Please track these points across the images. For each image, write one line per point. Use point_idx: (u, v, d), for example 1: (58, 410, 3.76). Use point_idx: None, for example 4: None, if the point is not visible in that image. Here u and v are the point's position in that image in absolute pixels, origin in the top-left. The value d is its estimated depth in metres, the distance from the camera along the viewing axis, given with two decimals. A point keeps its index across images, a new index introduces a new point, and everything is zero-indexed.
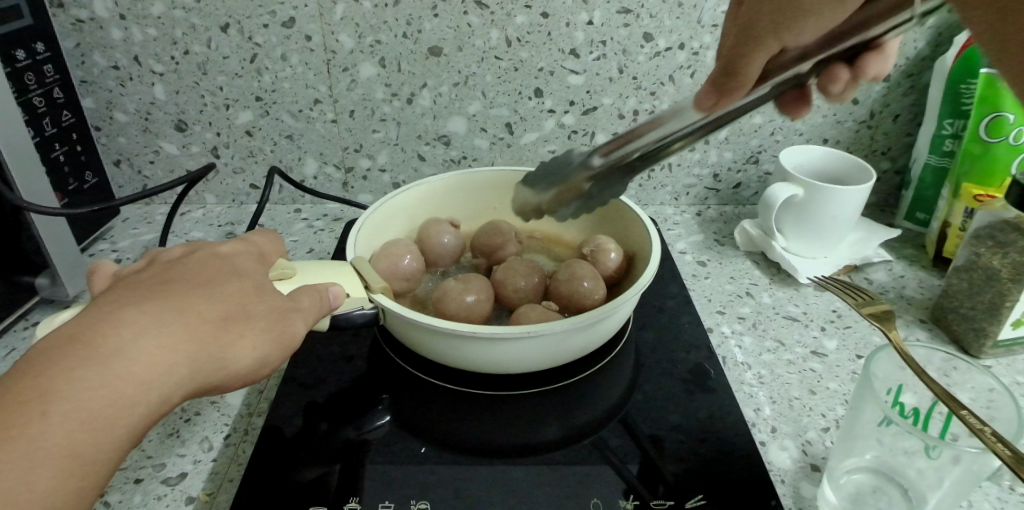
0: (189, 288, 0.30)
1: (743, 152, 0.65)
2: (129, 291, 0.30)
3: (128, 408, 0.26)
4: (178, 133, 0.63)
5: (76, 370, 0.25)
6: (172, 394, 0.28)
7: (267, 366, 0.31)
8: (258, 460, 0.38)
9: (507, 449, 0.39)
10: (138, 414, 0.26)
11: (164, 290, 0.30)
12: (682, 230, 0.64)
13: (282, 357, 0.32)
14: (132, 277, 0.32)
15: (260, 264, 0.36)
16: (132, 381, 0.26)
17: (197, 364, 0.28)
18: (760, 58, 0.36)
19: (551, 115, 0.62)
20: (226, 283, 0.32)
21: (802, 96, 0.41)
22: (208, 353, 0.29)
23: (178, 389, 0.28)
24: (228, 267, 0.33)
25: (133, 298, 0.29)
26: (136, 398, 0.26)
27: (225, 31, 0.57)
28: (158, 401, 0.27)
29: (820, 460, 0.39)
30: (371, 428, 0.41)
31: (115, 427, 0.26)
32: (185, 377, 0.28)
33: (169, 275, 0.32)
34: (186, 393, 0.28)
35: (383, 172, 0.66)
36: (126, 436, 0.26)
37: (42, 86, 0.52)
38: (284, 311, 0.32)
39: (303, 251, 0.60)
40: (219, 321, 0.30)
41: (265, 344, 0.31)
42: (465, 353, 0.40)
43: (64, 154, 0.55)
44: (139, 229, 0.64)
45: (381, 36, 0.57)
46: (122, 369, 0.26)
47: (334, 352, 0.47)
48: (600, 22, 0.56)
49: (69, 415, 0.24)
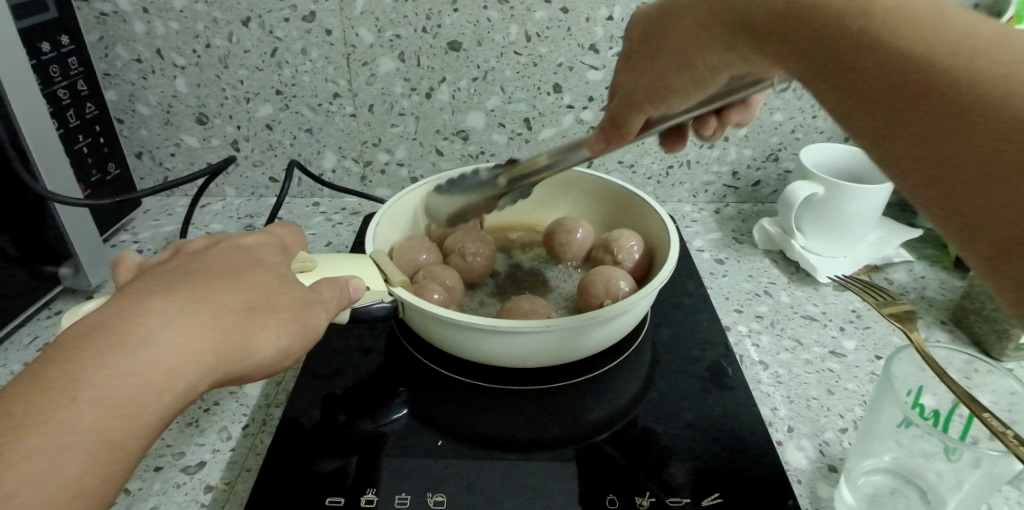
0: (213, 279, 0.30)
1: (763, 150, 0.64)
2: (156, 281, 0.30)
3: (156, 396, 0.26)
4: (199, 126, 0.63)
5: (105, 356, 0.26)
6: (198, 383, 0.28)
7: (290, 356, 0.32)
8: (277, 450, 0.38)
9: (522, 443, 0.39)
10: (163, 403, 0.27)
11: (189, 279, 0.30)
12: (700, 228, 0.64)
13: (304, 347, 0.32)
14: (156, 267, 0.32)
15: (281, 256, 0.36)
16: (160, 370, 0.27)
17: (222, 353, 0.29)
18: (641, 114, 0.36)
19: (569, 111, 0.62)
20: (249, 274, 0.32)
21: (679, 133, 0.46)
22: (233, 343, 0.29)
23: (204, 377, 0.28)
24: (250, 259, 0.33)
25: (159, 287, 0.29)
26: (164, 385, 0.27)
27: (246, 24, 0.57)
28: (184, 389, 0.27)
29: (838, 460, 0.39)
30: (388, 420, 0.41)
31: (143, 416, 0.26)
32: (211, 365, 0.28)
33: (193, 265, 0.32)
34: (211, 382, 0.29)
35: (400, 167, 0.66)
36: (153, 423, 0.27)
37: (67, 79, 0.53)
38: (306, 302, 0.32)
39: (321, 244, 0.61)
40: (243, 311, 0.30)
41: (289, 334, 0.31)
42: (482, 346, 0.40)
43: (87, 146, 0.56)
44: (160, 220, 0.65)
45: (400, 31, 0.57)
46: (150, 357, 0.26)
47: (351, 345, 0.47)
48: (620, 17, 0.56)
49: (98, 402, 0.25)
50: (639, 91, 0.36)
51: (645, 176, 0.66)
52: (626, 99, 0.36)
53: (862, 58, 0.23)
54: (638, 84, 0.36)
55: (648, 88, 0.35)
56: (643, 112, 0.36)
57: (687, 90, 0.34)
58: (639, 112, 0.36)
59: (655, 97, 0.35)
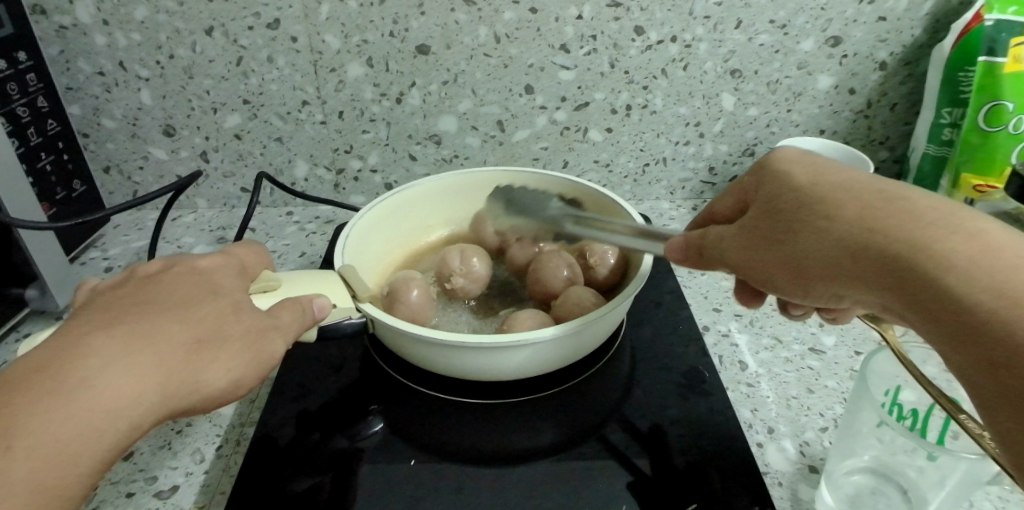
0: (160, 311, 0.30)
1: (739, 145, 0.64)
2: (99, 315, 0.29)
3: (95, 440, 0.25)
4: (167, 138, 0.62)
5: (41, 402, 0.25)
6: (142, 422, 0.27)
7: (243, 387, 0.31)
8: (249, 471, 0.37)
9: (497, 457, 0.39)
10: (104, 446, 0.26)
11: (134, 313, 0.29)
12: (678, 226, 0.64)
13: (258, 377, 0.31)
14: (102, 297, 0.31)
15: (240, 278, 0.35)
16: (100, 412, 0.26)
17: (167, 390, 0.28)
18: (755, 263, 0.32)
19: (542, 112, 0.61)
20: (201, 302, 0.31)
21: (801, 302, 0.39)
22: (178, 378, 0.28)
23: (150, 416, 0.27)
24: (202, 284, 0.32)
25: (103, 323, 0.28)
26: (105, 429, 0.26)
27: (210, 34, 0.56)
28: (128, 429, 0.27)
29: (819, 461, 0.39)
30: (365, 436, 0.40)
31: (82, 460, 0.25)
32: (155, 403, 0.27)
33: (141, 293, 0.31)
34: (157, 420, 0.28)
35: (374, 173, 0.65)
36: (94, 467, 0.26)
37: (25, 96, 0.51)
38: (260, 329, 0.31)
39: (295, 255, 0.60)
40: (190, 345, 0.29)
41: (239, 366, 0.30)
42: (453, 360, 0.39)
43: (51, 163, 0.55)
44: (130, 235, 0.64)
45: (368, 36, 0.56)
46: (89, 399, 0.25)
47: (325, 360, 0.47)
48: (590, 16, 0.55)
49: (34, 449, 0.24)
50: (763, 260, 0.31)
51: (622, 175, 0.66)
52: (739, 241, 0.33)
53: (974, 320, 0.22)
54: (754, 243, 0.32)
55: (774, 260, 0.31)
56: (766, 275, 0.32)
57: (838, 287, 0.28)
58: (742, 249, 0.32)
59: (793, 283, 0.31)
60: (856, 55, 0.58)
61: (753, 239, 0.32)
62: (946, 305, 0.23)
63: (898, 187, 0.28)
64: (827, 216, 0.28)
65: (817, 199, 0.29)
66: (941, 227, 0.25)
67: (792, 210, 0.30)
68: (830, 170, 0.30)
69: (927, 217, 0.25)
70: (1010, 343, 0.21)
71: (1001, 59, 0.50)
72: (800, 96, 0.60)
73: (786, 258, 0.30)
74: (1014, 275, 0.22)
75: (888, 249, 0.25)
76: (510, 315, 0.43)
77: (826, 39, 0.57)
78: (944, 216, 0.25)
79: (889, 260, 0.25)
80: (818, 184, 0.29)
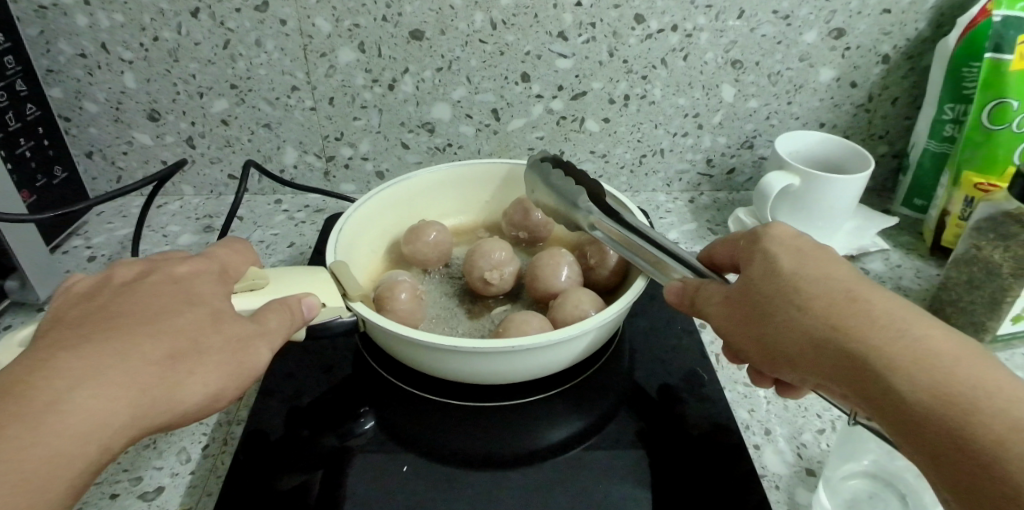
0: (133, 325, 0.28)
1: (738, 137, 0.63)
2: (70, 331, 0.28)
3: (65, 463, 0.24)
4: (151, 123, 0.60)
5: (6, 428, 0.24)
6: (115, 442, 0.26)
7: (222, 399, 0.30)
8: (238, 470, 0.37)
9: (493, 461, 0.38)
10: (75, 470, 0.25)
11: (105, 329, 0.28)
12: (675, 219, 0.63)
13: (238, 388, 0.30)
14: (75, 312, 0.30)
15: (218, 287, 0.33)
16: (69, 435, 0.25)
17: (138, 408, 0.27)
18: (734, 328, 0.33)
19: (539, 100, 0.60)
20: (176, 313, 0.30)
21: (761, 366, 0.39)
22: (152, 395, 0.27)
23: (123, 436, 0.26)
24: (178, 293, 0.31)
25: (73, 340, 0.27)
26: (74, 452, 0.25)
27: (196, 16, 0.54)
28: (100, 451, 0.26)
29: (816, 464, 0.39)
30: (355, 435, 0.40)
31: (52, 485, 0.24)
32: (127, 422, 0.26)
33: (116, 305, 0.30)
34: (132, 439, 0.27)
35: (365, 161, 0.63)
36: (65, 492, 0.25)
37: (2, 79, 0.49)
38: (240, 339, 0.30)
39: (284, 245, 0.59)
40: (164, 360, 0.28)
41: (216, 379, 0.29)
42: (447, 364, 0.38)
43: (30, 150, 0.53)
44: (114, 223, 0.62)
45: (360, 20, 0.54)
46: (57, 422, 0.24)
47: (316, 357, 0.46)
48: (589, 3, 0.54)
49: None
50: (738, 326, 0.33)
51: (619, 165, 0.65)
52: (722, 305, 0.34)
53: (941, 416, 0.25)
54: (736, 313, 0.33)
55: (751, 329, 0.32)
56: (741, 339, 0.33)
57: (806, 369, 0.30)
58: (724, 316, 0.34)
59: (764, 356, 0.32)
60: (859, 48, 0.57)
61: (736, 319, 0.33)
62: (915, 421, 0.25)
63: (866, 289, 0.30)
64: (826, 300, 0.30)
65: (810, 282, 0.31)
66: (908, 340, 0.27)
67: (781, 287, 0.31)
68: (819, 254, 0.32)
69: (886, 330, 0.28)
70: (986, 464, 0.23)
71: (1008, 56, 0.48)
72: (801, 88, 0.59)
73: (763, 329, 0.32)
74: (980, 402, 0.24)
75: (861, 354, 0.28)
76: (508, 317, 0.42)
77: (830, 31, 0.56)
78: (911, 326, 0.28)
79: (870, 353, 0.27)
80: (795, 277, 0.31)
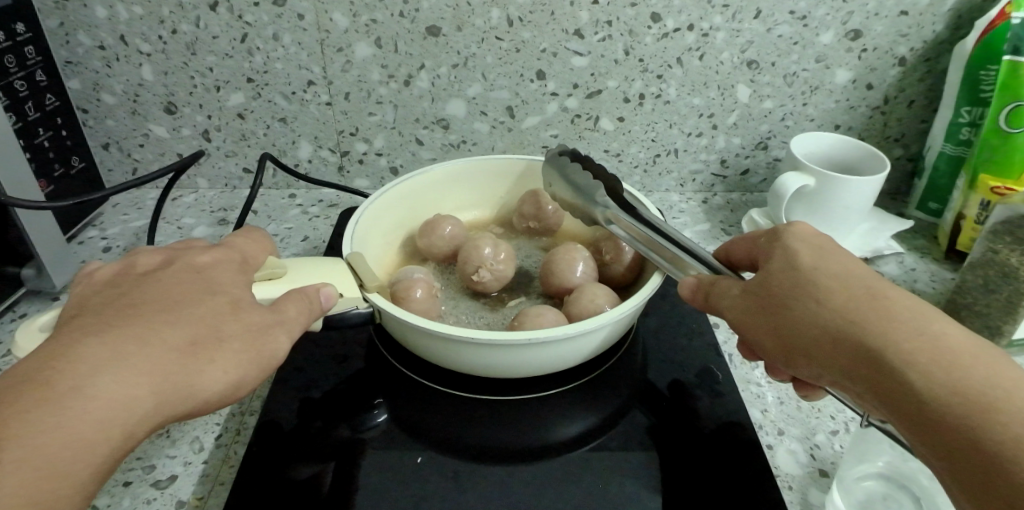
0: (155, 315, 0.29)
1: (752, 138, 0.62)
2: (93, 320, 0.28)
3: (89, 450, 0.25)
4: (168, 115, 0.61)
5: (32, 415, 0.24)
6: (137, 431, 0.26)
7: (242, 389, 0.30)
8: (252, 460, 0.37)
9: (506, 454, 0.38)
10: (98, 457, 0.25)
11: (128, 318, 0.28)
12: (688, 219, 0.63)
13: (257, 379, 0.30)
14: (96, 302, 0.31)
15: (241, 273, 0.34)
16: (93, 422, 0.25)
17: (161, 396, 0.27)
18: (750, 324, 0.33)
19: (553, 98, 0.60)
20: (197, 303, 0.30)
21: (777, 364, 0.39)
22: (174, 384, 0.27)
23: (146, 424, 0.26)
24: (199, 282, 0.31)
25: (96, 329, 0.28)
26: (99, 439, 0.25)
27: (214, 9, 0.54)
28: (122, 439, 0.26)
29: (829, 465, 0.38)
30: (368, 428, 0.40)
31: (76, 472, 0.24)
32: (149, 410, 0.26)
33: (137, 295, 0.30)
34: (153, 428, 0.27)
35: (379, 156, 0.63)
36: (89, 479, 0.25)
37: (23, 69, 0.50)
38: (260, 329, 0.30)
39: (298, 239, 0.59)
40: (185, 349, 0.28)
41: (236, 369, 0.29)
42: (460, 355, 0.39)
43: (49, 140, 0.53)
44: (129, 214, 0.63)
45: (377, 15, 0.54)
46: (82, 409, 0.25)
47: (329, 350, 0.46)
48: (606, 1, 0.54)
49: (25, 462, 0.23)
50: (754, 321, 0.33)
51: (632, 165, 0.65)
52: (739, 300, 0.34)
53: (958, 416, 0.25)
54: (753, 308, 0.33)
55: (768, 325, 0.32)
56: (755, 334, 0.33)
57: (822, 366, 0.30)
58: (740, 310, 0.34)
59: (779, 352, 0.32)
60: (876, 49, 0.56)
61: (751, 314, 0.33)
62: (930, 417, 0.25)
63: (887, 288, 0.30)
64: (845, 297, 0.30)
65: (831, 278, 0.31)
66: (927, 338, 0.27)
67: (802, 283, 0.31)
68: (840, 253, 0.32)
69: (905, 327, 0.28)
70: (1001, 461, 0.23)
71: None
72: (817, 89, 0.59)
73: (779, 325, 0.32)
74: (999, 401, 0.24)
75: (878, 350, 0.27)
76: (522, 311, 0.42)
77: (847, 32, 0.55)
78: (930, 325, 0.28)
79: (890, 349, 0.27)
80: (814, 273, 0.31)
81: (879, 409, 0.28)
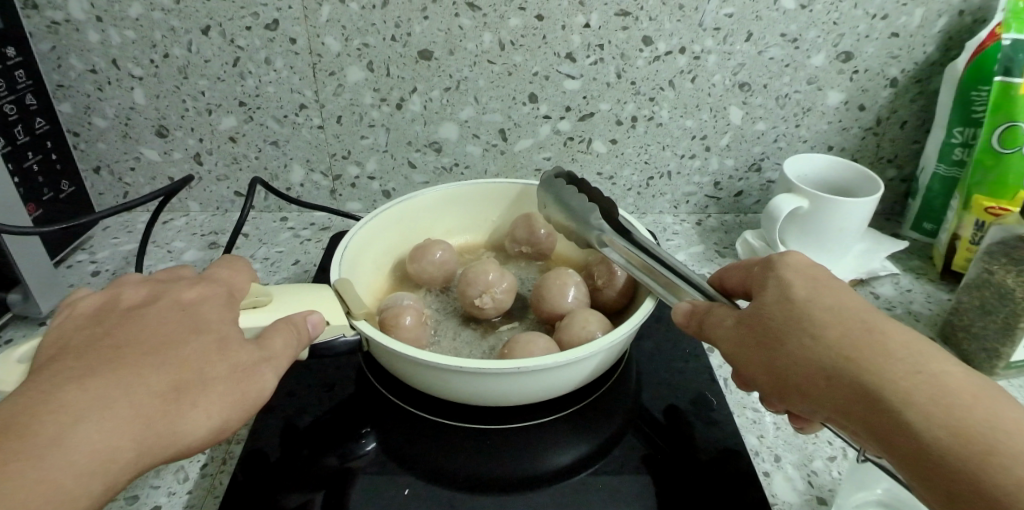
0: (138, 357, 0.28)
1: (745, 159, 0.62)
2: (74, 362, 0.28)
3: (67, 502, 0.24)
4: (159, 139, 0.60)
5: (8, 465, 0.23)
6: (118, 479, 0.25)
7: (227, 431, 0.29)
8: (236, 490, 0.36)
9: (497, 485, 0.37)
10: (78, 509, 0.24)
11: (110, 362, 0.28)
12: (682, 241, 0.62)
13: (243, 420, 0.30)
14: (78, 340, 0.30)
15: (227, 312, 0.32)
16: (73, 472, 0.24)
17: (143, 442, 0.26)
18: (744, 357, 0.32)
19: (546, 121, 0.60)
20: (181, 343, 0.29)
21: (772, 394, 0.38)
22: (157, 429, 0.26)
23: (127, 472, 0.26)
24: (183, 319, 0.31)
25: (77, 372, 0.27)
26: (75, 491, 0.24)
27: (207, 33, 0.54)
28: (103, 489, 0.25)
29: (827, 493, 0.37)
30: (356, 456, 0.39)
31: None
32: (131, 457, 0.26)
33: (120, 334, 0.30)
34: (135, 475, 0.26)
35: (372, 180, 0.63)
36: None
37: (13, 93, 0.50)
38: (246, 368, 0.30)
39: (288, 263, 0.58)
40: (169, 392, 0.27)
41: (222, 411, 0.28)
42: (449, 384, 0.38)
43: (38, 163, 0.53)
44: (119, 238, 0.62)
45: (369, 40, 0.55)
46: (60, 459, 0.24)
47: (318, 376, 0.45)
48: (597, 25, 0.54)
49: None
50: (749, 355, 0.32)
51: (626, 187, 0.64)
52: (732, 334, 0.33)
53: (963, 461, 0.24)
54: (748, 341, 0.32)
55: (763, 359, 0.31)
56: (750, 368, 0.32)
57: (821, 404, 0.29)
58: (735, 344, 0.33)
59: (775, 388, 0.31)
60: (867, 71, 0.57)
61: (745, 346, 0.32)
62: (932, 461, 0.25)
63: (881, 321, 0.29)
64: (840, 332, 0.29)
65: (825, 311, 0.30)
66: (926, 376, 0.26)
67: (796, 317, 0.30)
68: (831, 283, 0.32)
69: (902, 364, 0.27)
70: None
71: (1017, 80, 0.48)
72: (809, 111, 0.59)
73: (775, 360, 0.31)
74: (1001, 444, 0.24)
75: (877, 390, 0.27)
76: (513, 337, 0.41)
77: (838, 54, 0.56)
78: (927, 363, 0.27)
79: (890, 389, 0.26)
80: (808, 307, 0.30)
81: (879, 450, 0.27)
